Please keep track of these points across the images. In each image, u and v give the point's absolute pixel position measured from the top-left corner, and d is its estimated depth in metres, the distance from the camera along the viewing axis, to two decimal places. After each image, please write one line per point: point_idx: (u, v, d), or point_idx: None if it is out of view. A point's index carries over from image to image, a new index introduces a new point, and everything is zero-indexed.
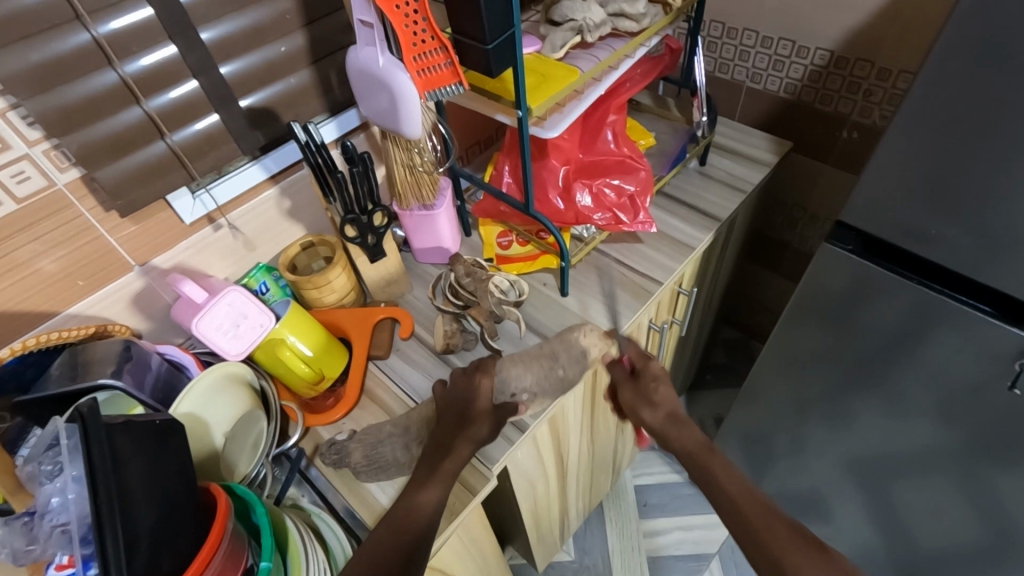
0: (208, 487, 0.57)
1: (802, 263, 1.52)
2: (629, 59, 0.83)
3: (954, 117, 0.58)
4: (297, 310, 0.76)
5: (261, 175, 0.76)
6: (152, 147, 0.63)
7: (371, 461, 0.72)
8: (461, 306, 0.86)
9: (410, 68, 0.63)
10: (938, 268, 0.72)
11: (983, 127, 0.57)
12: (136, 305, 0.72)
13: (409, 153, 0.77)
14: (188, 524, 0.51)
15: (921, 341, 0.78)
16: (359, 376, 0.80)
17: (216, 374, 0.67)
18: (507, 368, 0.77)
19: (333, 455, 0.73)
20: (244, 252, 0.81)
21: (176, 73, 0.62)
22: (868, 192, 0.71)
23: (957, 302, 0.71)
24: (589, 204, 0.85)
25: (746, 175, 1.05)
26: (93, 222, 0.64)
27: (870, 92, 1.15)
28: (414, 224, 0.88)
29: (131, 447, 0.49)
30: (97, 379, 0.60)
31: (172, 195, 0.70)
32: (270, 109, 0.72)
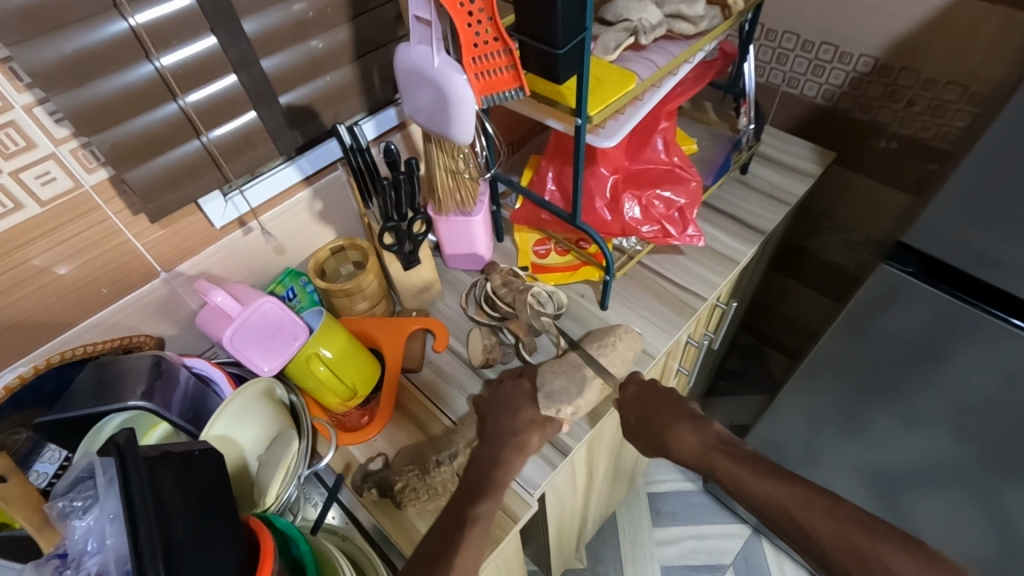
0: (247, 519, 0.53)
1: (826, 273, 1.49)
2: (685, 64, 0.78)
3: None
4: (330, 321, 0.72)
5: (296, 177, 0.71)
6: (185, 147, 0.58)
7: (418, 493, 0.67)
8: (498, 317, 0.83)
9: (468, 70, 0.58)
10: (1003, 293, 0.67)
11: None
12: (160, 313, 0.67)
13: (454, 159, 0.73)
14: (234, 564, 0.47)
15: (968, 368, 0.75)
16: (393, 391, 0.77)
17: (250, 390, 0.63)
18: (550, 380, 0.74)
19: (373, 486, 0.69)
20: (274, 257, 0.76)
21: (214, 67, 0.57)
22: (940, 215, 0.67)
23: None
24: (636, 216, 0.81)
25: (788, 187, 1.01)
26: (120, 226, 0.59)
27: (913, 102, 1.11)
28: (450, 230, 0.84)
29: (171, 478, 0.46)
30: (126, 402, 0.55)
31: (203, 198, 0.65)
32: (309, 108, 0.66)
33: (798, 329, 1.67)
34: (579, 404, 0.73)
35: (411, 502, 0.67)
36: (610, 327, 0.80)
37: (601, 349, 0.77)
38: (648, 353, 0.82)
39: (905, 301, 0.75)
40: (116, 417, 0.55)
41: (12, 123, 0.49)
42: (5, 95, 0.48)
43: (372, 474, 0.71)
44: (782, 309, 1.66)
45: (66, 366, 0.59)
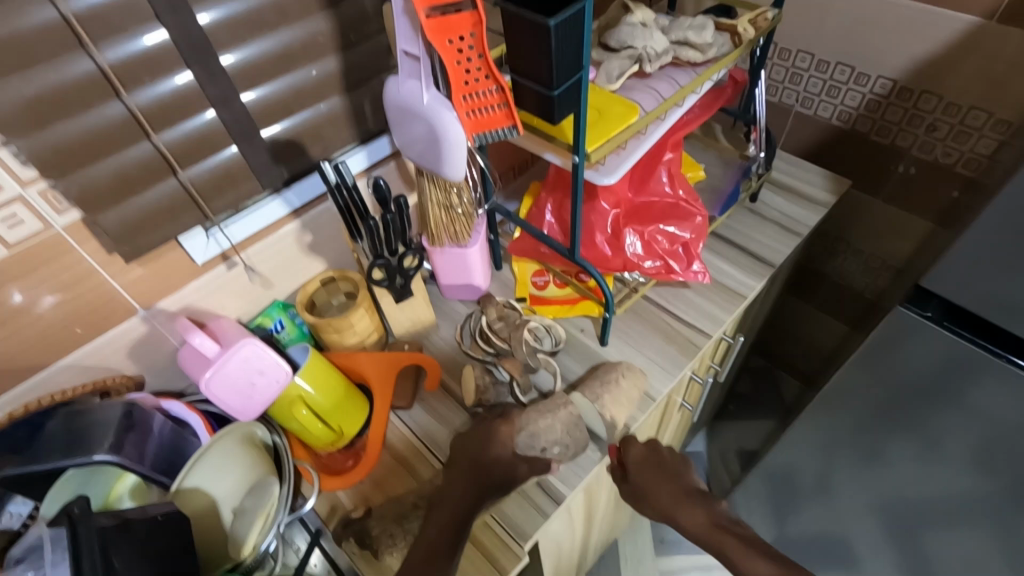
0: None
1: (840, 298, 1.44)
2: (692, 94, 0.75)
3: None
4: (316, 359, 0.70)
5: (282, 211, 0.69)
6: (162, 186, 0.56)
7: (394, 540, 0.65)
8: (493, 353, 0.79)
9: (458, 108, 0.55)
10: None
11: None
12: (139, 352, 0.65)
13: (447, 194, 0.69)
14: None
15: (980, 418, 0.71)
16: (380, 432, 0.74)
17: (228, 436, 0.60)
18: (533, 422, 0.69)
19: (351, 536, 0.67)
20: (261, 291, 0.74)
21: (191, 103, 0.54)
22: (965, 260, 0.62)
23: None
24: (638, 251, 0.77)
25: (801, 216, 0.97)
26: (94, 266, 0.57)
27: (935, 126, 1.06)
28: (445, 262, 0.81)
29: (133, 548, 0.44)
30: (92, 455, 0.52)
31: (184, 235, 0.62)
32: (296, 141, 0.64)
33: (812, 353, 1.62)
34: (567, 444, 0.70)
35: (388, 552, 0.65)
36: (612, 362, 0.77)
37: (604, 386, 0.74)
38: (650, 397, 0.78)
39: (920, 343, 0.72)
40: (78, 470, 0.53)
41: None
42: None
43: (353, 522, 0.68)
44: (795, 332, 1.61)
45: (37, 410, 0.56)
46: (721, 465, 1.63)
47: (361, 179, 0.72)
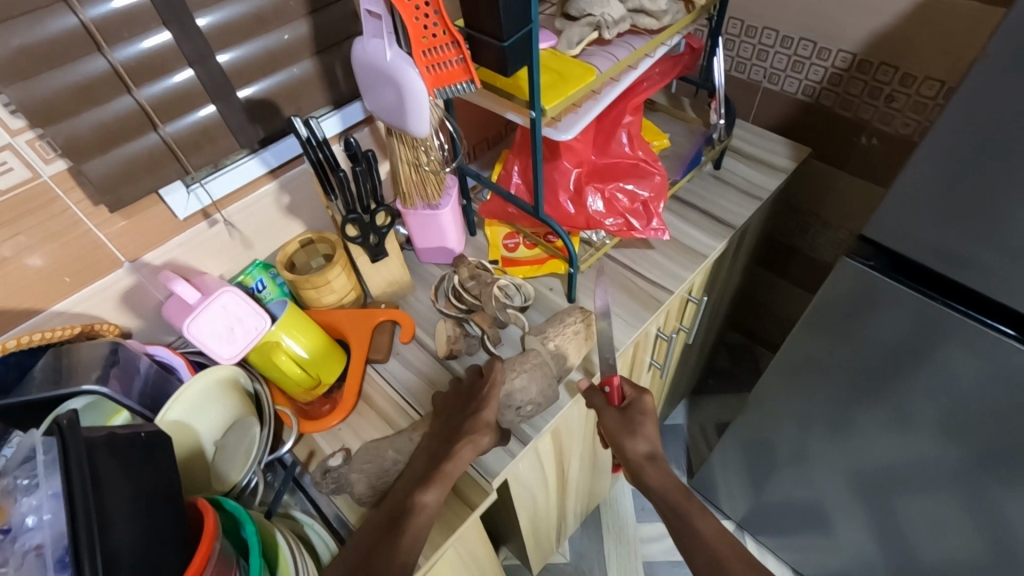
0: (194, 502, 0.55)
1: (812, 270, 1.49)
2: (647, 59, 0.79)
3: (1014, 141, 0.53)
4: (294, 311, 0.74)
5: (260, 170, 0.73)
6: (143, 139, 0.60)
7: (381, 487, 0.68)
8: (465, 310, 0.84)
9: (418, 63, 0.59)
10: (971, 291, 0.68)
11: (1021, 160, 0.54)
12: (125, 303, 0.69)
13: (415, 151, 0.73)
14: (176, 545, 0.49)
15: (918, 358, 0.76)
16: (356, 382, 0.78)
17: (207, 378, 0.65)
18: (510, 381, 0.72)
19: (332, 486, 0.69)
20: (242, 249, 0.78)
21: (169, 61, 0.58)
22: (900, 210, 0.66)
23: (990, 330, 0.67)
24: (600, 209, 0.82)
25: (762, 182, 1.02)
26: (80, 216, 0.61)
27: (893, 98, 1.11)
28: (419, 223, 0.85)
29: (115, 460, 0.47)
30: (80, 386, 0.57)
31: (165, 189, 0.66)
32: (269, 102, 0.68)
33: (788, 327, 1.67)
34: (539, 401, 0.74)
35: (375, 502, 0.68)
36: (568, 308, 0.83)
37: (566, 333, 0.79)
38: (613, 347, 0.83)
39: (861, 291, 0.77)
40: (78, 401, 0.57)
41: None
42: None
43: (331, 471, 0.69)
44: (771, 307, 1.66)
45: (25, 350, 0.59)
46: (701, 437, 1.68)
47: (335, 143, 0.77)
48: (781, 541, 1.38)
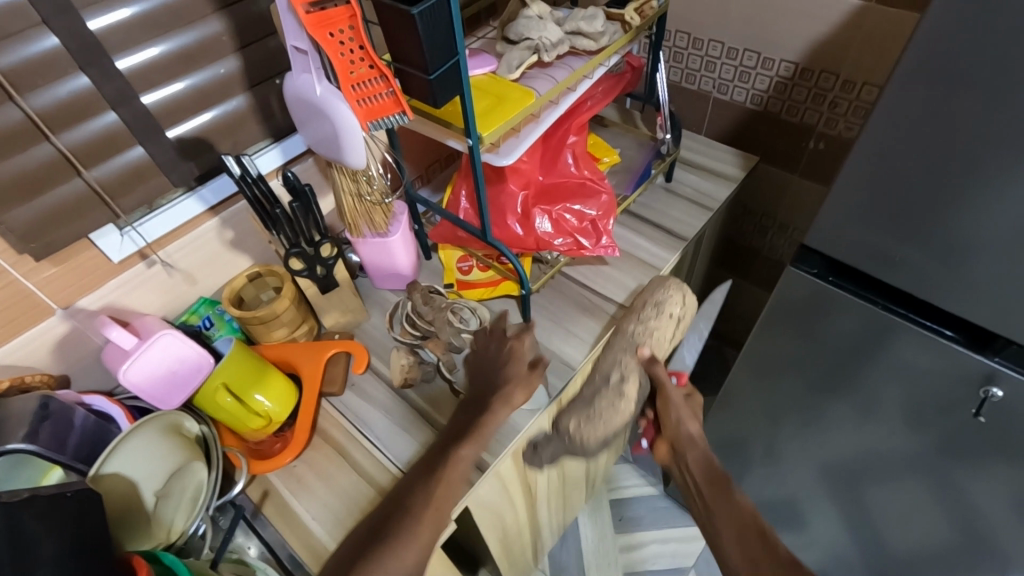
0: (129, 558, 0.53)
1: (773, 272, 1.51)
2: (586, 80, 0.80)
3: (933, 150, 0.55)
4: (240, 350, 0.72)
5: (199, 208, 0.72)
6: (68, 185, 0.58)
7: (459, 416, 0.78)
8: (420, 336, 0.83)
9: (349, 98, 0.58)
10: (910, 297, 0.72)
11: (937, 169, 0.55)
12: (62, 351, 0.67)
13: (356, 182, 0.73)
14: None
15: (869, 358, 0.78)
16: (308, 418, 0.77)
17: (152, 425, 0.63)
18: (663, 296, 0.80)
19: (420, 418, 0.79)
20: (185, 287, 0.76)
21: (91, 105, 0.57)
22: (835, 219, 0.67)
23: (936, 336, 0.70)
24: (548, 230, 0.82)
25: (712, 193, 1.03)
26: (5, 266, 0.59)
27: (835, 103, 1.13)
28: (370, 252, 0.84)
29: (40, 524, 0.45)
30: (5, 446, 0.54)
31: (96, 233, 0.65)
32: (203, 139, 0.67)
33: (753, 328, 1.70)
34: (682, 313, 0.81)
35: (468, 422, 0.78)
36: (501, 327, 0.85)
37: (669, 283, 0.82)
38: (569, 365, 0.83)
39: (810, 297, 0.78)
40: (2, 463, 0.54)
41: None
42: None
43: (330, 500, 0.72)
44: (737, 309, 1.68)
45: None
46: None
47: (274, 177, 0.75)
48: None
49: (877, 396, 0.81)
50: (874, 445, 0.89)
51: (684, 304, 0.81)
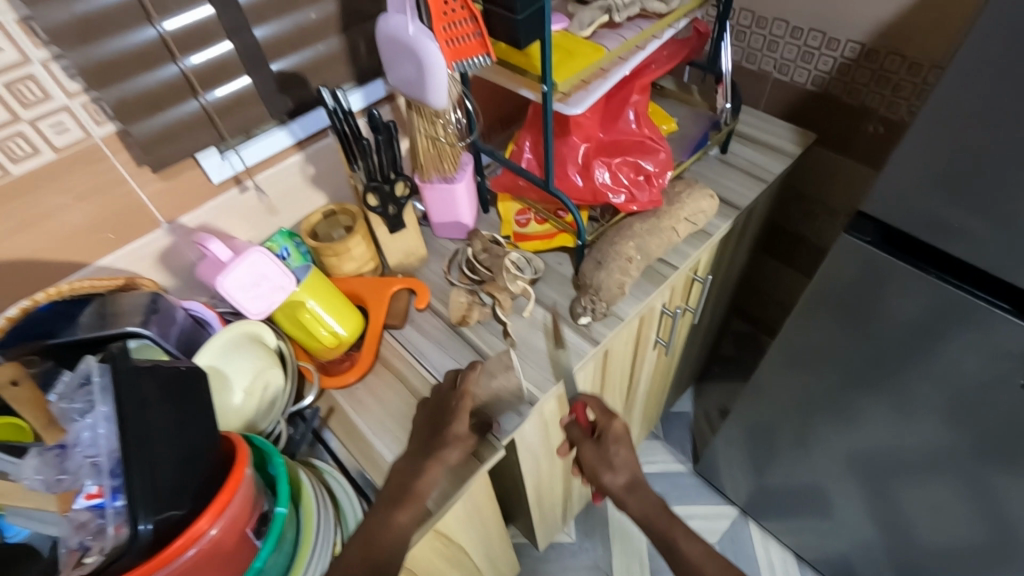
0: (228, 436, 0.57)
1: (818, 261, 1.51)
2: (655, 40, 0.83)
3: (1001, 109, 0.56)
4: (317, 276, 0.79)
5: (288, 141, 0.78)
6: (184, 105, 0.65)
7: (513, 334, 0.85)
8: (477, 280, 0.89)
9: (439, 37, 0.64)
10: (968, 268, 0.72)
11: (1006, 130, 0.56)
12: (162, 262, 0.74)
13: (433, 125, 0.78)
14: (208, 471, 0.51)
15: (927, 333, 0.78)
16: (375, 343, 0.83)
17: (239, 330, 0.70)
18: (678, 197, 0.89)
19: (483, 315, 0.87)
20: (267, 217, 0.82)
21: (210, 33, 0.63)
22: (897, 182, 0.69)
23: (993, 309, 0.70)
24: (607, 181, 0.86)
25: (767, 166, 1.05)
26: (125, 176, 0.66)
27: (899, 87, 1.13)
28: (435, 197, 0.90)
29: (159, 392, 0.51)
30: (125, 326, 0.62)
31: (200, 154, 0.71)
32: (298, 74, 0.72)
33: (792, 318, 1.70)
34: (699, 206, 0.89)
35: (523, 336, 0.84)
36: (547, 271, 0.92)
37: (684, 186, 0.91)
38: (619, 317, 0.86)
39: (860, 267, 0.80)
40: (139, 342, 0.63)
41: (31, 76, 0.56)
42: (24, 50, 0.54)
43: (391, 418, 0.78)
44: (776, 297, 1.69)
45: (57, 302, 0.63)
46: (705, 424, 1.71)
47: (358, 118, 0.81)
48: (785, 523, 1.44)
49: (922, 374, 0.83)
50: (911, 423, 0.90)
51: (699, 205, 0.89)
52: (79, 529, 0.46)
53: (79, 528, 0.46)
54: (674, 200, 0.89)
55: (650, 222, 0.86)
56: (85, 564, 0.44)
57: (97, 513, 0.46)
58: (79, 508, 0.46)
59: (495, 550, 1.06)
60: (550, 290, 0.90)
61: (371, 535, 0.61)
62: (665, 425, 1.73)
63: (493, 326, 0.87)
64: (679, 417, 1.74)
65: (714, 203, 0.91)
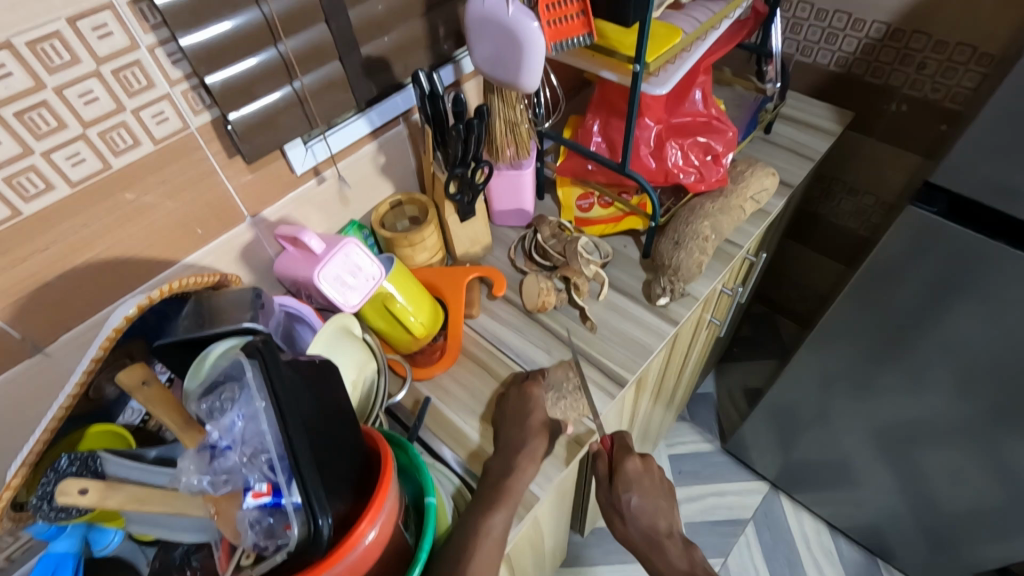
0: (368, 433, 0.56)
1: (835, 238, 1.54)
2: (725, 20, 0.83)
3: None
4: (400, 266, 0.77)
5: (366, 129, 0.76)
6: (279, 91, 0.63)
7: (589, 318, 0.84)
8: (549, 266, 0.89)
9: (542, 16, 0.63)
10: None
11: None
12: (243, 257, 0.72)
13: (514, 109, 0.79)
14: (350, 471, 0.50)
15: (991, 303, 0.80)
16: (459, 332, 0.82)
17: (331, 329, 0.67)
18: (745, 176, 0.89)
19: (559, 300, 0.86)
20: (340, 208, 0.80)
21: (309, 17, 0.61)
22: (971, 153, 0.71)
23: None
24: (679, 161, 0.88)
25: (811, 144, 1.07)
26: (216, 167, 0.63)
27: (924, 64, 1.15)
28: (502, 185, 0.89)
29: (305, 384, 0.49)
30: (237, 322, 0.58)
31: (288, 144, 0.69)
32: (383, 59, 0.71)
33: (807, 296, 1.74)
34: (764, 185, 0.89)
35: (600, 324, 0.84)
36: (614, 254, 0.93)
37: (750, 167, 0.90)
38: (693, 296, 0.87)
39: (923, 238, 0.80)
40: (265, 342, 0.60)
41: (137, 62, 0.53)
42: (133, 34, 0.52)
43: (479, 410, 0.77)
44: (791, 277, 1.73)
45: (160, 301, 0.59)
46: (729, 403, 1.74)
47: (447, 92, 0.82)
48: (816, 496, 1.48)
49: (979, 346, 0.84)
50: (942, 385, 0.94)
51: (762, 185, 0.89)
52: (251, 527, 0.45)
53: (251, 526, 0.45)
54: (738, 177, 0.89)
55: (720, 201, 0.86)
56: (265, 562, 0.44)
57: (267, 511, 0.46)
58: (249, 507, 0.45)
59: (561, 536, 1.05)
60: (620, 274, 0.90)
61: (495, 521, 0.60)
62: (690, 406, 1.75)
63: (571, 311, 0.86)
64: (703, 398, 1.77)
65: (775, 178, 0.91)
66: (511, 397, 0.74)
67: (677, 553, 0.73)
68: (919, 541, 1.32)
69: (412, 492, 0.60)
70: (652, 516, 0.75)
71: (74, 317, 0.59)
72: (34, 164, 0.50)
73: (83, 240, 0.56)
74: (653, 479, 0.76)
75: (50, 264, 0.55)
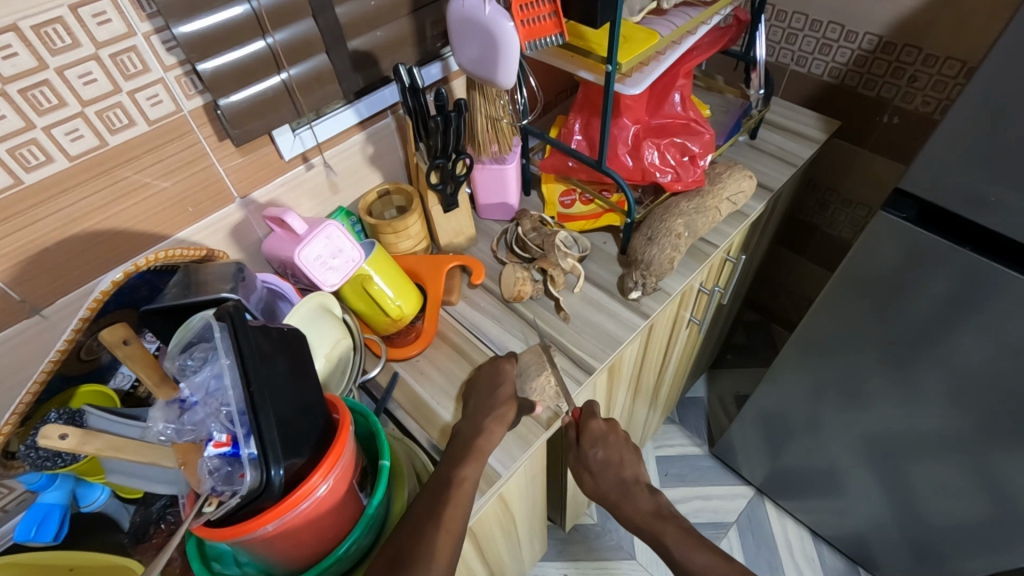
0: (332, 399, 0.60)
1: (828, 247, 1.55)
2: (703, 26, 0.86)
3: None
4: (381, 251, 0.80)
5: (353, 119, 0.80)
6: (269, 80, 0.67)
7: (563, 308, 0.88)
8: (528, 258, 0.92)
9: (516, 16, 0.67)
10: (1003, 239, 0.75)
11: None
12: (232, 236, 0.76)
13: (494, 105, 0.83)
14: (312, 428, 0.54)
15: (956, 308, 0.81)
16: (436, 315, 0.85)
17: (309, 304, 0.71)
18: (723, 179, 0.91)
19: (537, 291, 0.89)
20: (329, 195, 0.85)
21: (298, 12, 0.66)
22: (935, 160, 0.73)
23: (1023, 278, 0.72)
24: (656, 161, 0.91)
25: (795, 151, 1.09)
26: (208, 150, 0.68)
27: (915, 77, 1.16)
28: (485, 178, 0.92)
29: (272, 347, 0.53)
30: (218, 292, 0.63)
31: (276, 131, 0.74)
32: (371, 54, 0.75)
33: (802, 305, 1.75)
34: (742, 189, 0.92)
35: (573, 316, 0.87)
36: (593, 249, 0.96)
37: (729, 170, 0.93)
38: (666, 292, 0.90)
39: (897, 243, 0.83)
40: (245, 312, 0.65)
41: (134, 48, 0.58)
42: (131, 22, 0.56)
43: (453, 393, 0.80)
44: (786, 286, 1.74)
45: (149, 269, 0.63)
46: (719, 408, 1.75)
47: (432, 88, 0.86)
48: (801, 502, 1.48)
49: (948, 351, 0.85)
50: (916, 388, 0.95)
51: (739, 187, 0.92)
52: (210, 475, 0.48)
53: (210, 473, 0.48)
54: (715, 178, 0.92)
55: (696, 201, 0.89)
56: (224, 505, 0.48)
57: (227, 460, 0.49)
58: (211, 455, 0.49)
59: (536, 523, 1.08)
60: (598, 269, 0.93)
61: (458, 493, 0.63)
62: (680, 410, 1.77)
63: (547, 302, 0.90)
64: (694, 402, 1.78)
65: (753, 182, 0.93)
66: (481, 379, 0.78)
67: (643, 498, 0.76)
68: (901, 552, 1.31)
69: (372, 457, 0.64)
70: (616, 466, 0.77)
71: (71, 283, 0.64)
72: (36, 137, 0.55)
73: (81, 211, 0.61)
74: (618, 437, 0.80)
75: (51, 232, 0.60)
